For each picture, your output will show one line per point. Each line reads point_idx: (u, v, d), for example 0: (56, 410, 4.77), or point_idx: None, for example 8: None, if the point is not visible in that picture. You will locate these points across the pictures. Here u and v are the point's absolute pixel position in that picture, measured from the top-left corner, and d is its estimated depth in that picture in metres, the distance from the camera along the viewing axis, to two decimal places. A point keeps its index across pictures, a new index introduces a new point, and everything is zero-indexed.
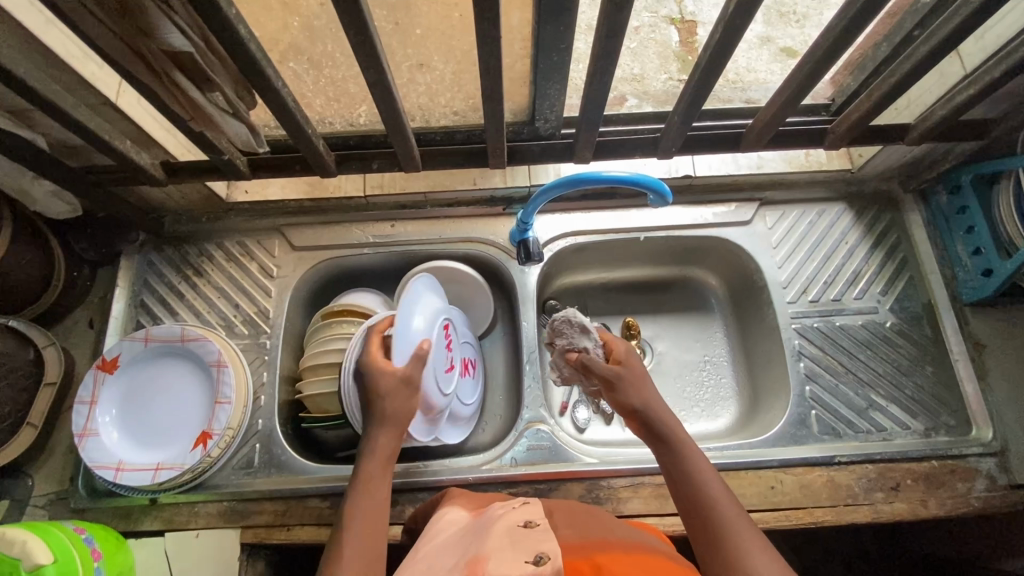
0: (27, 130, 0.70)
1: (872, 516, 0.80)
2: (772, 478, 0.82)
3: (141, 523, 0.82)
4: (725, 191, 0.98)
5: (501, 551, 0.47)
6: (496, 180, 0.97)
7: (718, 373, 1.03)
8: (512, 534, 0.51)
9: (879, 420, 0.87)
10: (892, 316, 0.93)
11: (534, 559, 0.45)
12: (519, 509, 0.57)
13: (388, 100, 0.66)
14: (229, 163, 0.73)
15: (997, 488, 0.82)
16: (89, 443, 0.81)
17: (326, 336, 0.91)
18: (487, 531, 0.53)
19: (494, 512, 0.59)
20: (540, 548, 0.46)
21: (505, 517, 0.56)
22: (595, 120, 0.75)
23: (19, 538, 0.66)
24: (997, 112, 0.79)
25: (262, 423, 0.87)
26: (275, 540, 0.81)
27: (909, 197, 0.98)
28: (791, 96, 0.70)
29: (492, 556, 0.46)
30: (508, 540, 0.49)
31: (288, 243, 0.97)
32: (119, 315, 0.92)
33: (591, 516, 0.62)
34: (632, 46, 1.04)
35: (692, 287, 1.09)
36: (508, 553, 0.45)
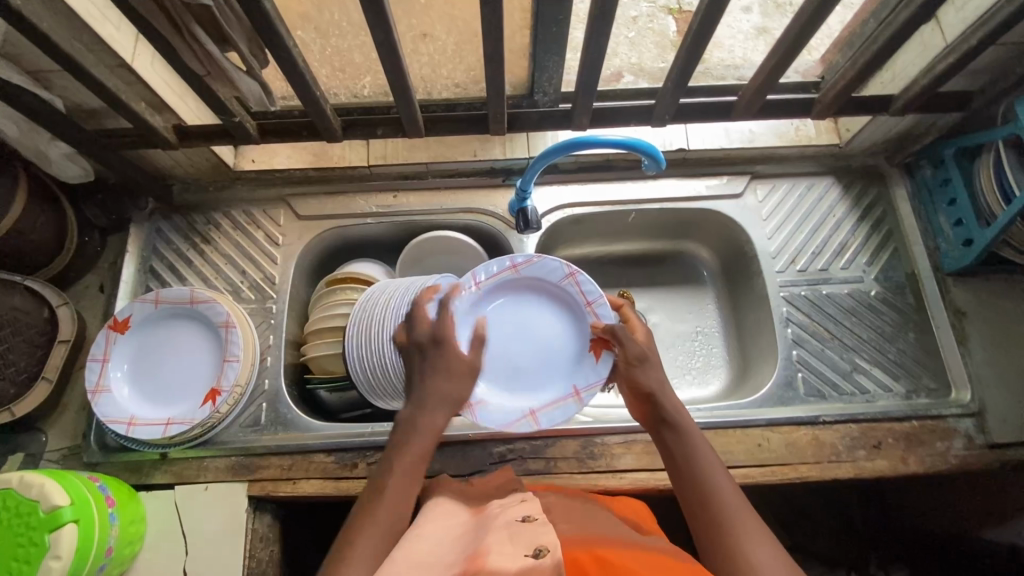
0: (45, 91, 0.74)
1: (855, 472, 0.84)
2: (759, 436, 0.86)
3: (151, 477, 0.85)
4: (717, 164, 1.01)
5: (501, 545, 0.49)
6: (496, 152, 1.00)
7: (709, 344, 1.06)
8: (513, 526, 0.52)
9: (863, 382, 0.91)
10: (877, 285, 0.96)
11: (536, 551, 0.47)
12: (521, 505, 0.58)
13: (394, 61, 0.69)
14: (239, 126, 0.76)
15: (974, 446, 0.86)
16: (102, 398, 0.84)
17: (330, 302, 0.94)
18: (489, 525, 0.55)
19: (494, 507, 0.60)
20: (540, 544, 0.48)
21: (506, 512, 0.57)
22: (591, 87, 0.78)
23: (37, 481, 0.69)
24: (979, 85, 0.83)
25: (268, 382, 0.91)
26: (282, 493, 0.84)
27: (895, 171, 1.01)
28: (780, 59, 0.73)
29: (494, 546, 0.48)
30: (509, 532, 0.51)
31: (293, 213, 0.99)
32: (129, 280, 0.95)
33: (589, 515, 0.63)
34: (629, 36, 1.06)
35: (686, 261, 1.12)
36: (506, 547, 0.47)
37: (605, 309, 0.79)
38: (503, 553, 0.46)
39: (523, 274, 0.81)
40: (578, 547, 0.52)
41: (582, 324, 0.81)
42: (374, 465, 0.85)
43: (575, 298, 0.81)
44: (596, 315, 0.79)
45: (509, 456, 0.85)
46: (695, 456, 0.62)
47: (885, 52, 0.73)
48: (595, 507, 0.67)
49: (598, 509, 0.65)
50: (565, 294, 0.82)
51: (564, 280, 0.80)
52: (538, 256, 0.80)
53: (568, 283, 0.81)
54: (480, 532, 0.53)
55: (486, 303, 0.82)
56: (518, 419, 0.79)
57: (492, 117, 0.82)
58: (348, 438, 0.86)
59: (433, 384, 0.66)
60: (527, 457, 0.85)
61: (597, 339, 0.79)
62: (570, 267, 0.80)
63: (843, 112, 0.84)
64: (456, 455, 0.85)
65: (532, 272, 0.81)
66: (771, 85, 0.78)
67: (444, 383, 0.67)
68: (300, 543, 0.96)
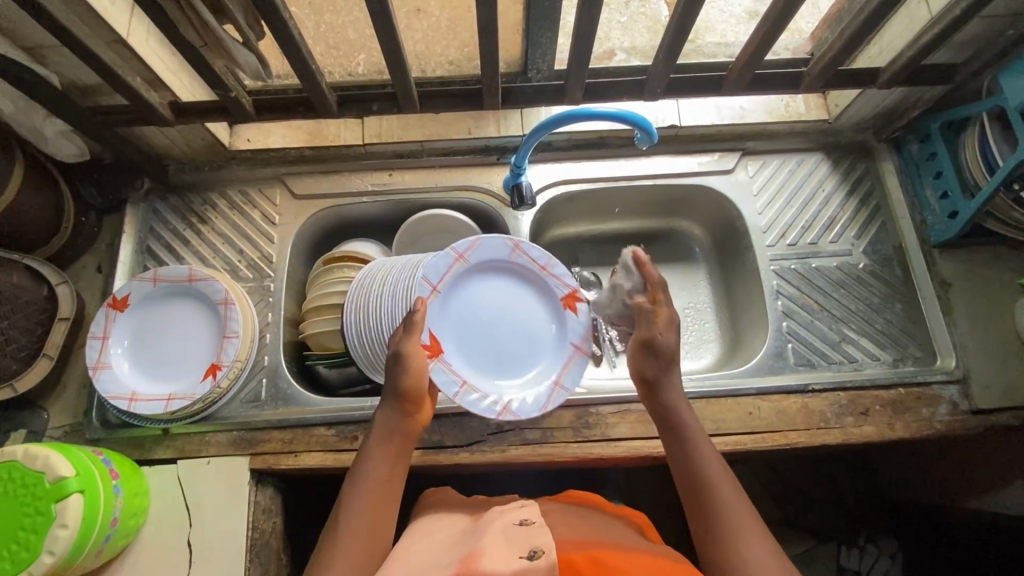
0: (41, 68, 0.74)
1: (843, 438, 0.86)
2: (751, 404, 0.88)
3: (154, 452, 0.86)
4: (709, 141, 1.03)
5: (497, 547, 0.52)
6: (490, 130, 1.01)
7: (702, 319, 1.08)
8: (509, 535, 0.54)
9: (851, 352, 0.93)
10: (865, 258, 0.98)
11: (529, 555, 0.50)
12: (520, 509, 0.61)
13: (390, 34, 0.69)
14: (235, 102, 0.77)
15: (959, 412, 0.88)
16: (102, 375, 0.85)
17: (327, 280, 0.95)
18: (488, 528, 0.58)
19: (491, 514, 0.62)
20: (535, 544, 0.52)
21: (506, 516, 0.60)
22: (584, 61, 0.78)
23: (42, 453, 0.70)
24: (964, 57, 0.85)
25: (268, 358, 0.92)
26: (284, 466, 0.85)
27: (883, 146, 1.03)
28: (769, 30, 0.74)
29: (490, 554, 0.50)
30: (504, 539, 0.53)
31: (289, 192, 1.00)
32: (126, 259, 0.95)
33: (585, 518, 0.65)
34: (621, 20, 1.07)
35: (678, 238, 1.13)
36: (502, 551, 0.50)
37: (559, 268, 0.88)
38: (498, 563, 0.49)
39: (469, 255, 0.84)
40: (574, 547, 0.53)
41: (545, 286, 0.88)
42: None
43: (526, 266, 0.88)
44: (554, 276, 0.88)
45: (506, 427, 0.87)
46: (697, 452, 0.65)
47: (872, 23, 0.75)
48: (596, 510, 0.69)
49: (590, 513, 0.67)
50: (516, 266, 0.87)
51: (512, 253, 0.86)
52: (478, 236, 0.84)
53: (517, 255, 0.86)
54: (478, 539, 0.55)
55: (449, 297, 0.84)
56: (548, 396, 0.84)
57: (486, 92, 0.83)
58: (348, 411, 0.87)
59: (384, 419, 0.72)
60: (524, 427, 0.87)
61: (565, 295, 0.88)
62: (512, 239, 0.86)
63: (831, 85, 0.86)
64: (454, 426, 0.87)
65: (480, 255, 0.85)
66: (760, 59, 0.79)
67: (388, 413, 0.72)
68: (301, 517, 0.97)
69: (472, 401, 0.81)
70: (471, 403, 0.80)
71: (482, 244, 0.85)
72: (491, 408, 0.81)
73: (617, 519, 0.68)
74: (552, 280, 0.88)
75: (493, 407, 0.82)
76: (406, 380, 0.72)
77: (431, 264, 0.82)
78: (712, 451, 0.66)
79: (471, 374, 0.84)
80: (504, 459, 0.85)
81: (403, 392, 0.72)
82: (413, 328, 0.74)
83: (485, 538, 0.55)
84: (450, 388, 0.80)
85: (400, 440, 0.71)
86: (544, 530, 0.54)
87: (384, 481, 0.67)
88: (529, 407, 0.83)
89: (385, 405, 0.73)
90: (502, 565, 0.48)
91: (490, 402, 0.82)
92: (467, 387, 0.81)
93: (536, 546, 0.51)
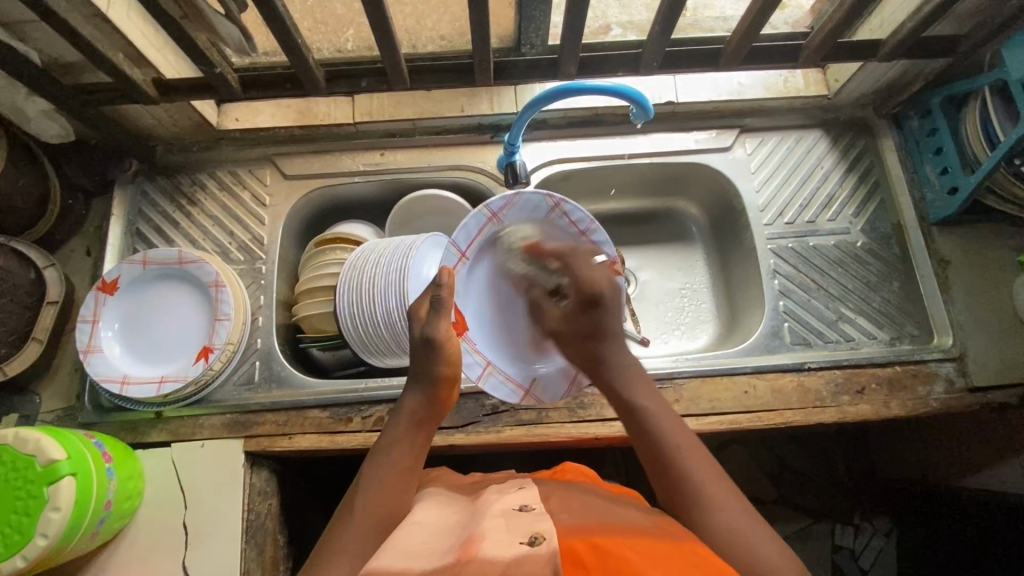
0: (20, 43, 0.72)
1: (838, 416, 0.86)
2: (746, 383, 0.88)
3: (147, 435, 0.85)
4: (706, 118, 1.01)
5: (497, 533, 0.50)
6: (483, 107, 0.99)
7: (698, 299, 1.07)
8: (509, 519, 0.53)
9: (847, 331, 0.92)
10: (863, 236, 0.97)
11: (529, 541, 0.48)
12: (516, 493, 0.59)
13: (376, 6, 0.67)
14: (220, 79, 0.75)
15: (955, 390, 0.88)
16: (93, 358, 0.84)
17: (319, 263, 0.94)
18: (485, 512, 0.56)
19: (489, 498, 0.61)
20: (536, 529, 0.50)
21: (501, 500, 0.59)
22: (578, 33, 0.76)
23: (33, 436, 0.70)
24: (966, 29, 0.83)
25: (261, 341, 0.91)
26: (278, 448, 0.85)
27: (883, 122, 1.01)
28: (767, 1, 0.72)
29: (489, 540, 0.49)
30: (504, 524, 0.52)
31: (279, 172, 0.98)
32: (116, 242, 0.94)
33: (584, 499, 0.63)
34: None
35: (675, 218, 1.12)
36: (502, 537, 0.49)
37: (601, 236, 0.81)
38: (498, 549, 0.47)
39: (500, 215, 0.77)
40: (576, 532, 0.52)
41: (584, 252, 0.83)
42: (369, 419, 0.86)
43: (566, 229, 0.81)
44: (594, 242, 0.82)
45: (502, 408, 0.86)
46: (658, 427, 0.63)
47: None
48: (594, 488, 0.68)
49: (589, 492, 0.65)
50: (554, 226, 0.80)
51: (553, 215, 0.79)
52: (516, 195, 0.76)
53: (557, 216, 0.79)
54: (475, 524, 0.54)
55: (478, 263, 0.81)
56: (572, 378, 0.83)
57: (478, 67, 0.81)
58: (342, 393, 0.87)
59: (411, 402, 0.69)
60: (519, 408, 0.86)
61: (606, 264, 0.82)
62: (555, 197, 0.78)
63: (831, 59, 0.84)
64: (449, 407, 0.86)
65: (516, 215, 0.79)
66: (757, 30, 0.77)
67: (415, 396, 0.69)
68: (298, 500, 0.98)
69: (495, 383, 0.81)
70: (494, 385, 0.81)
71: (521, 202, 0.77)
72: (514, 392, 0.82)
73: (616, 500, 0.66)
74: (593, 246, 0.82)
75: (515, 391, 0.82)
76: (440, 365, 0.69)
77: (462, 228, 0.76)
78: (673, 420, 0.64)
79: (495, 353, 0.82)
80: (499, 440, 0.85)
81: (438, 378, 0.69)
82: (441, 308, 0.71)
83: (483, 523, 0.53)
84: (473, 371, 0.79)
85: (424, 427, 0.68)
86: (544, 516, 0.53)
87: (406, 468, 0.64)
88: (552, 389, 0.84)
89: (414, 389, 0.69)
90: (503, 552, 0.46)
91: (513, 385, 0.82)
92: (491, 369, 0.81)
93: (537, 531, 0.49)
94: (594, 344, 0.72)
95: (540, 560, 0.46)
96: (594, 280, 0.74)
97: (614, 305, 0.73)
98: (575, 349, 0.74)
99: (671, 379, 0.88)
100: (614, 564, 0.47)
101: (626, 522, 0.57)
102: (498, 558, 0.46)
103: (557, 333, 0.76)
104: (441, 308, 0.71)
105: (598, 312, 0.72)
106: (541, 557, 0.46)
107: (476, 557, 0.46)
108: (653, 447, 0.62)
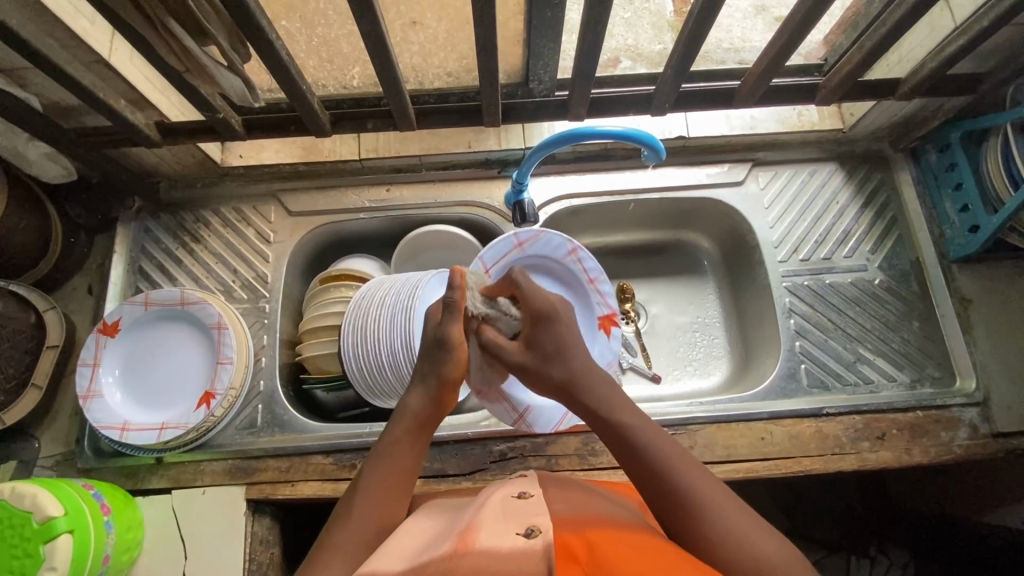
0: (20, 89, 0.71)
1: (858, 464, 0.83)
2: (763, 429, 0.85)
3: (147, 482, 0.84)
4: (719, 152, 0.99)
5: (493, 521, 0.48)
6: (491, 143, 0.97)
7: (710, 335, 1.05)
8: (506, 510, 0.50)
9: (866, 373, 0.90)
10: (881, 274, 0.95)
11: (526, 532, 0.45)
12: (515, 482, 0.57)
13: (382, 53, 0.66)
14: (223, 122, 0.74)
15: (979, 436, 0.85)
16: (93, 404, 0.82)
17: (324, 300, 0.91)
18: (482, 502, 0.54)
19: (488, 488, 0.59)
20: (532, 521, 0.47)
21: (500, 489, 0.56)
22: (589, 74, 0.75)
23: (29, 492, 0.68)
24: (987, 67, 0.81)
25: (264, 383, 0.89)
26: (280, 495, 0.83)
27: (900, 155, 0.99)
28: (783, 47, 0.71)
29: (484, 529, 0.47)
30: (501, 513, 0.50)
31: (284, 209, 0.97)
32: (118, 281, 0.92)
33: (577, 483, 0.60)
34: (625, 17, 0.98)
35: (687, 251, 1.09)
36: (499, 525, 0.46)
37: (606, 286, 0.90)
38: (493, 537, 0.45)
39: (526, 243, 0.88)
40: (572, 525, 0.49)
41: (587, 299, 0.91)
42: None
43: (577, 274, 0.91)
44: (598, 291, 0.91)
45: (510, 454, 0.84)
46: (645, 447, 0.56)
47: (892, 37, 0.71)
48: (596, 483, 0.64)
49: (590, 483, 0.62)
50: (567, 268, 0.91)
51: (569, 256, 0.89)
52: (541, 231, 0.87)
53: (571, 260, 0.89)
54: (472, 515, 0.51)
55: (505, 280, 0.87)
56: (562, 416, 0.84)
57: (486, 109, 0.80)
58: (347, 439, 0.85)
59: (411, 403, 0.63)
60: (528, 455, 0.84)
61: (604, 315, 0.91)
62: (573, 243, 0.88)
63: (847, 97, 0.82)
64: (455, 454, 0.84)
65: (540, 250, 0.89)
66: (774, 71, 0.75)
67: (419, 396, 0.64)
68: (296, 543, 0.95)
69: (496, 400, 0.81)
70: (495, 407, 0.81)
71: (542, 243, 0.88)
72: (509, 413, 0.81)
73: (618, 492, 0.65)
74: (596, 296, 0.91)
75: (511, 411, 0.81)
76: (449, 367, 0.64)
77: (493, 247, 0.86)
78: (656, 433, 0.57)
79: None
80: None
81: (446, 381, 0.64)
82: (455, 309, 0.66)
83: (482, 512, 0.50)
84: None
85: (426, 432, 0.62)
86: (541, 509, 0.49)
87: (405, 472, 0.58)
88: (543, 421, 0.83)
89: (418, 386, 0.64)
90: (499, 542, 0.44)
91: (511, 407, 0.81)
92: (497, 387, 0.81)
93: (533, 524, 0.46)
94: (557, 365, 0.63)
95: (535, 553, 0.43)
96: (543, 296, 0.66)
97: (568, 319, 0.67)
98: (538, 376, 0.65)
99: (685, 424, 0.85)
100: (614, 561, 0.43)
101: (629, 513, 0.55)
102: (493, 549, 0.43)
103: (517, 366, 0.66)
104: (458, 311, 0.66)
105: (540, 325, 0.65)
106: (536, 550, 0.43)
107: (473, 549, 0.44)
108: (640, 466, 0.55)
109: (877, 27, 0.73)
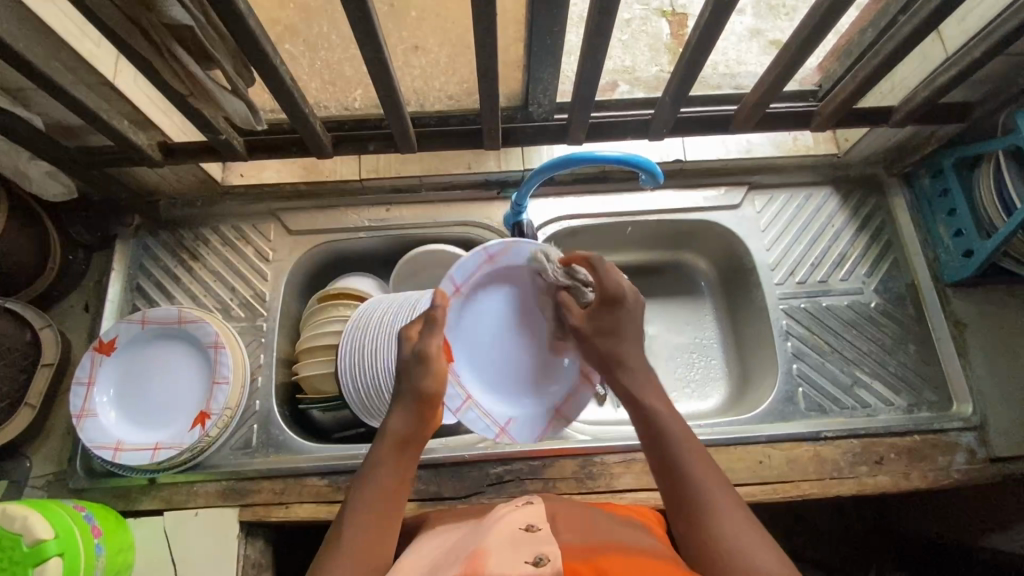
0: (24, 109, 0.71)
1: (857, 488, 0.83)
2: (761, 453, 0.85)
3: (140, 502, 0.83)
4: (715, 175, 1.00)
5: (502, 549, 0.48)
6: (490, 164, 0.99)
7: (707, 355, 1.05)
8: (514, 538, 0.50)
9: (863, 397, 0.90)
10: (877, 296, 0.95)
11: (534, 561, 0.45)
12: (521, 511, 0.57)
13: (385, 77, 0.67)
14: (226, 143, 0.76)
15: (977, 461, 0.85)
16: (87, 423, 0.82)
17: (322, 319, 0.91)
18: (488, 530, 0.53)
19: (493, 516, 0.58)
20: (540, 549, 0.47)
21: (506, 518, 0.56)
22: (588, 99, 0.76)
23: (19, 514, 0.66)
24: (979, 95, 0.83)
25: (260, 403, 0.88)
26: (275, 518, 0.82)
27: (894, 180, 1.00)
28: (778, 77, 0.73)
29: (494, 556, 0.46)
30: (509, 541, 0.49)
31: (284, 228, 0.97)
32: (115, 299, 0.92)
33: (590, 514, 0.60)
34: (622, 38, 1.00)
35: (684, 273, 1.10)
36: (508, 552, 0.46)
37: None
38: (501, 564, 0.44)
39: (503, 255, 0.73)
40: (580, 552, 0.48)
41: None
42: None
43: None
44: None
45: (507, 476, 0.84)
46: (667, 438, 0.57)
47: (884, 67, 0.73)
48: (599, 510, 0.64)
49: (594, 509, 0.62)
50: None
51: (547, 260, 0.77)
52: (513, 240, 0.73)
53: (551, 262, 0.77)
54: (478, 542, 0.51)
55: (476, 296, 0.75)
56: (548, 424, 0.80)
57: (487, 133, 0.81)
58: (342, 460, 0.84)
59: (395, 419, 0.62)
60: (525, 477, 0.83)
61: None
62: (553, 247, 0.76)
63: (842, 124, 0.84)
64: (452, 477, 0.83)
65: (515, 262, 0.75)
66: (770, 98, 0.77)
67: (401, 416, 0.62)
68: (287, 565, 0.93)
69: (473, 417, 0.75)
70: (472, 420, 0.75)
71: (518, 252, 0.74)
72: (491, 428, 0.76)
73: (621, 517, 0.65)
74: None
75: (492, 427, 0.77)
76: (425, 381, 0.63)
77: (461, 265, 0.70)
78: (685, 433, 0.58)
79: (477, 388, 0.77)
80: None
81: (425, 395, 0.63)
82: (436, 324, 0.66)
83: (489, 540, 0.50)
84: (453, 402, 0.74)
85: (409, 450, 0.61)
86: (549, 537, 0.49)
87: (391, 493, 0.57)
88: (527, 432, 0.79)
89: (397, 408, 0.63)
90: (507, 570, 0.44)
91: (491, 422, 0.77)
92: (471, 403, 0.75)
93: (542, 552, 0.46)
94: (605, 341, 0.67)
95: None
96: (617, 284, 0.68)
97: (636, 308, 0.68)
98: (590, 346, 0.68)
99: None
100: None
101: (636, 539, 0.54)
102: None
103: (574, 330, 0.71)
104: (438, 325, 0.66)
105: (604, 307, 0.68)
106: None
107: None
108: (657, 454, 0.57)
109: (871, 57, 0.74)
